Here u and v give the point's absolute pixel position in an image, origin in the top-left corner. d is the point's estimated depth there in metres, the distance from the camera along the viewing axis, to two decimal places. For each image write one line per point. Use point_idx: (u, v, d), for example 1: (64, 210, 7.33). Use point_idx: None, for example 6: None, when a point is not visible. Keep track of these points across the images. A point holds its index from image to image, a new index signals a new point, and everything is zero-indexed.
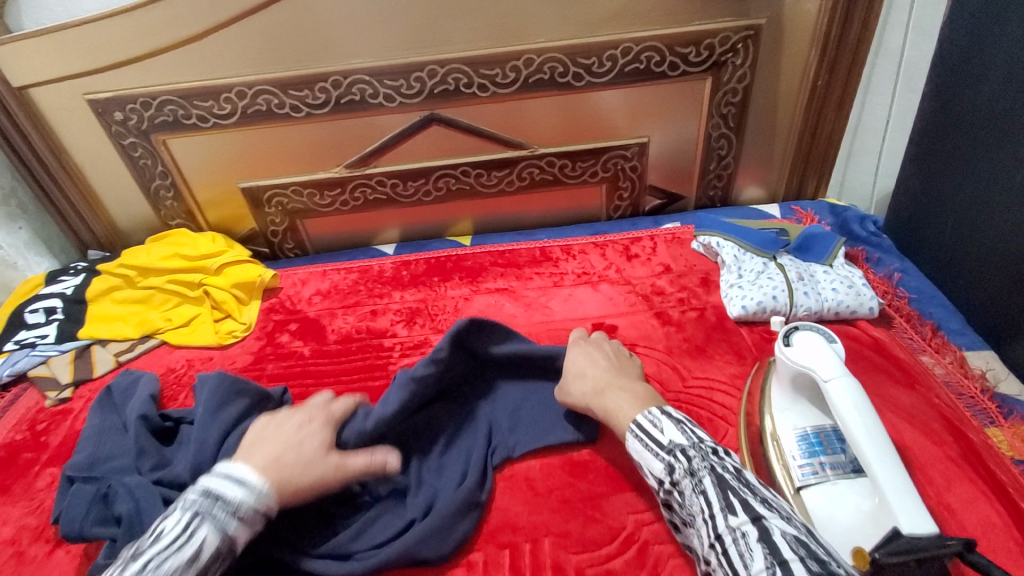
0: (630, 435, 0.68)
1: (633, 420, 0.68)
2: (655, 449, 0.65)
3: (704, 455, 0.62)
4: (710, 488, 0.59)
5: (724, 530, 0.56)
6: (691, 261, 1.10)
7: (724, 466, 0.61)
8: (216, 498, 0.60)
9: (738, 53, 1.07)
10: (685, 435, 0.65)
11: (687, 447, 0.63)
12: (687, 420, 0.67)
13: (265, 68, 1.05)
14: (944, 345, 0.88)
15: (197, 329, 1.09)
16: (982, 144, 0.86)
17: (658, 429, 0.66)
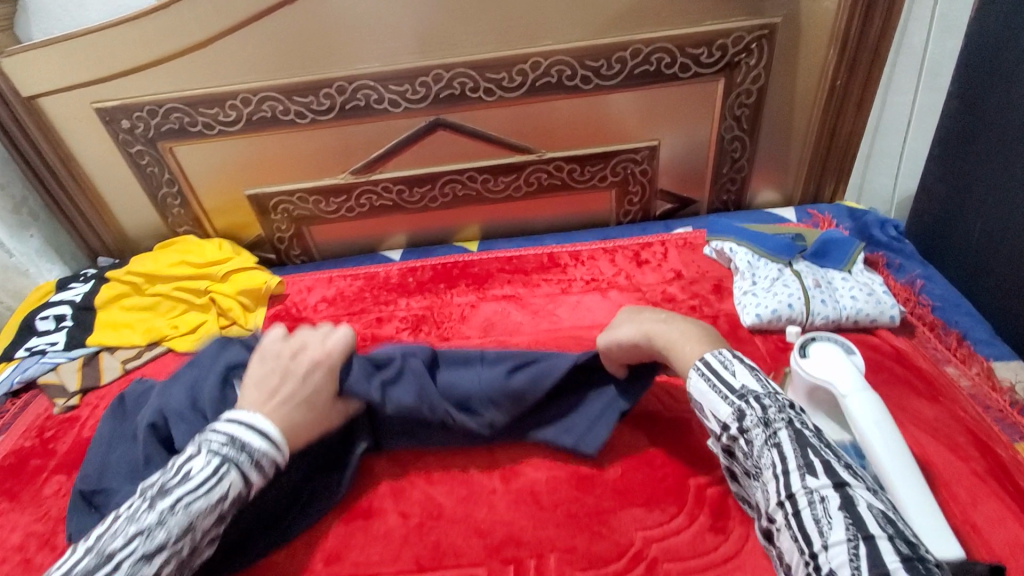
0: (695, 372, 0.62)
1: (701, 358, 0.62)
2: (724, 391, 0.59)
3: (781, 406, 0.56)
4: (786, 443, 0.54)
5: (799, 491, 0.51)
6: (703, 267, 1.07)
7: (804, 423, 0.56)
8: (241, 446, 0.62)
9: (752, 53, 1.04)
10: (760, 383, 0.59)
11: (762, 395, 0.57)
12: (758, 367, 0.61)
13: (270, 75, 1.05)
14: (969, 355, 0.84)
15: (202, 336, 1.08)
16: (1012, 144, 0.82)
17: (729, 371, 0.60)
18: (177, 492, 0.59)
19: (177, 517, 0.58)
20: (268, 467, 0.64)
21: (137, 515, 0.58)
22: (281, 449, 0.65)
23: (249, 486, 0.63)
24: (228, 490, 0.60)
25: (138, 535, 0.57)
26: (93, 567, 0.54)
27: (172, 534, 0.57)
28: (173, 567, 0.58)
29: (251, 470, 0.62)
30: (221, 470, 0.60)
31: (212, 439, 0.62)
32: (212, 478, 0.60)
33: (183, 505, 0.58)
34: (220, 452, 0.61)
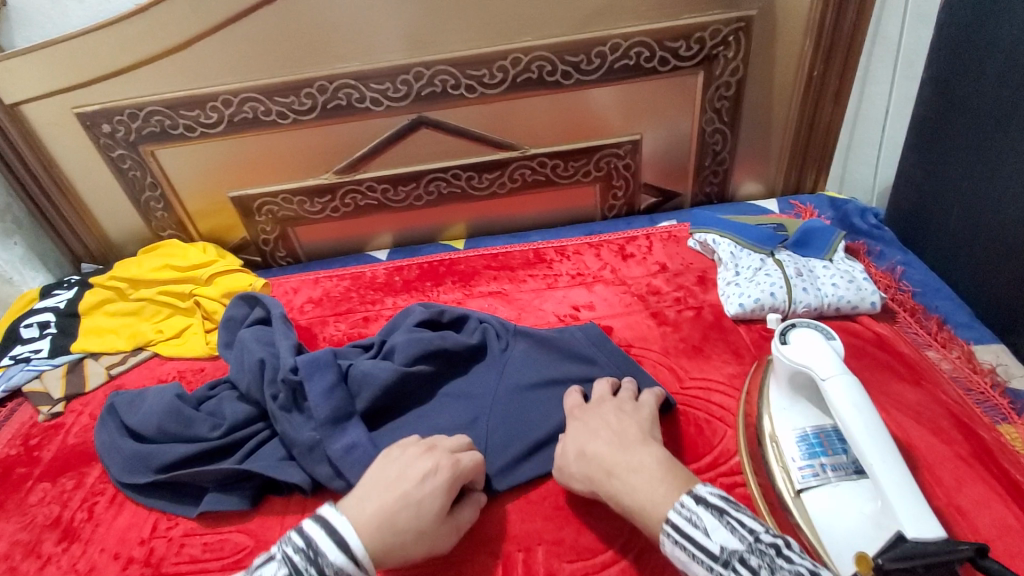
0: (667, 538, 0.54)
1: (666, 521, 0.54)
2: (706, 561, 0.51)
3: (768, 560, 0.48)
4: None
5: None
6: (688, 259, 1.07)
7: (795, 567, 0.47)
8: (314, 556, 0.54)
9: (730, 46, 1.05)
10: (737, 535, 0.51)
11: (745, 552, 0.50)
12: (729, 504, 0.53)
13: (250, 75, 1.05)
14: (950, 340, 0.85)
15: (188, 340, 1.07)
16: (986, 130, 0.83)
17: (702, 531, 0.52)
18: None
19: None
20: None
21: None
22: (362, 566, 0.56)
23: None
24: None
25: None
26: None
27: None
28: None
29: None
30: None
31: (290, 542, 0.56)
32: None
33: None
34: (294, 560, 0.54)
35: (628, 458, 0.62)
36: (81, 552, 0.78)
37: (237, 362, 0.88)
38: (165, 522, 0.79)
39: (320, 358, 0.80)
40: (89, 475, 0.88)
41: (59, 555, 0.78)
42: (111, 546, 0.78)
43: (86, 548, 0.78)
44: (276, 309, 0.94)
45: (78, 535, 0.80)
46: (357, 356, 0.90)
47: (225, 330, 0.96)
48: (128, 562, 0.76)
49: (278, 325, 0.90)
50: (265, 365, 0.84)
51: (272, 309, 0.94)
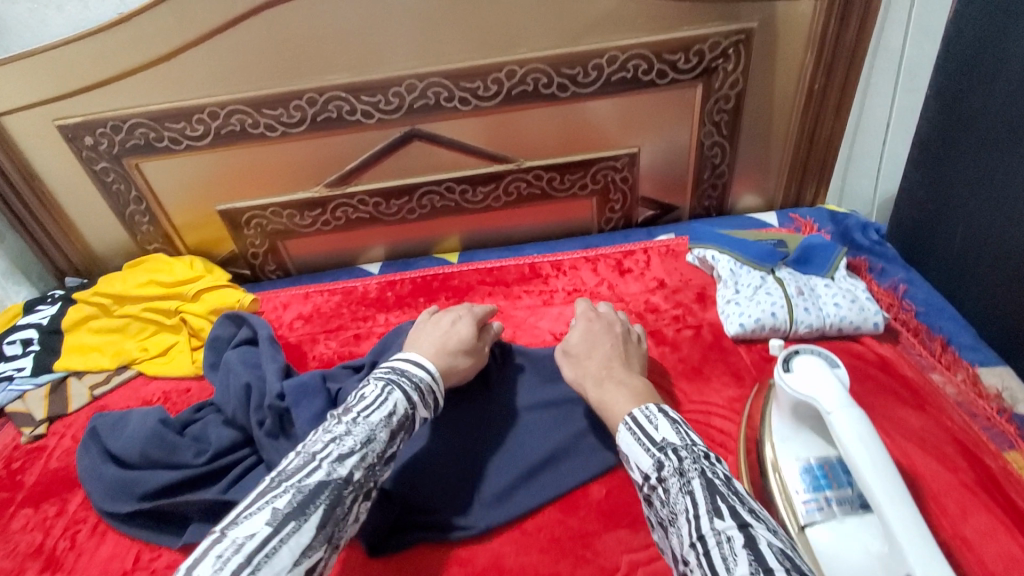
0: (624, 428, 0.64)
1: (629, 413, 0.65)
2: (646, 443, 0.60)
3: (695, 456, 0.57)
4: (698, 491, 0.54)
5: (708, 532, 0.51)
6: (686, 275, 1.05)
7: (716, 471, 0.56)
8: (403, 374, 0.71)
9: (729, 58, 1.03)
10: (679, 437, 0.60)
11: (680, 447, 0.58)
12: (682, 421, 0.63)
13: (237, 87, 1.02)
14: (954, 362, 0.83)
15: (174, 359, 1.04)
16: (992, 148, 0.81)
17: (652, 425, 0.62)
18: (357, 407, 0.64)
19: (362, 427, 0.62)
20: (426, 395, 0.71)
21: (330, 428, 0.62)
22: (436, 382, 0.74)
23: (412, 413, 0.68)
24: (397, 405, 0.66)
25: (331, 442, 0.60)
26: (301, 467, 0.57)
27: (359, 442, 0.61)
28: (364, 473, 0.60)
29: (413, 395, 0.69)
30: (389, 388, 0.68)
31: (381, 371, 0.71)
32: (384, 397, 0.66)
33: (366, 417, 0.63)
34: (388, 377, 0.70)
35: (629, 377, 0.74)
36: None
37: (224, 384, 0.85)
38: (148, 553, 0.76)
39: (308, 385, 0.80)
40: (70, 502, 0.85)
41: None
42: None
43: None
44: (264, 330, 0.93)
45: (58, 566, 0.77)
46: (346, 378, 0.88)
47: (210, 350, 0.94)
48: None
49: (267, 347, 0.89)
50: (252, 389, 0.82)
51: (260, 330, 0.92)
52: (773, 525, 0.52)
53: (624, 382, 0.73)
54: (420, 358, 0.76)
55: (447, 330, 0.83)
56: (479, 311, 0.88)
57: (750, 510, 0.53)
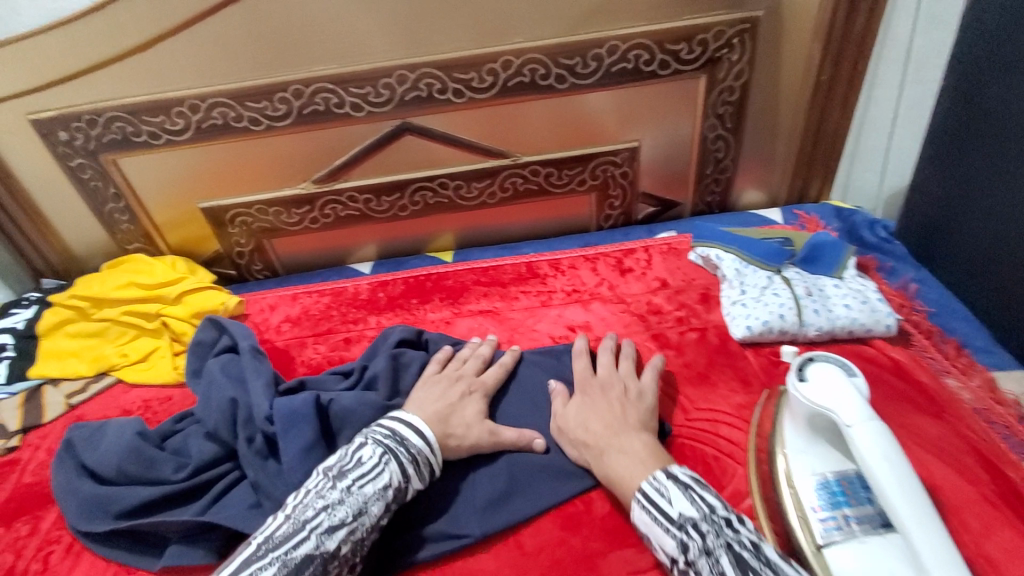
0: (637, 503, 0.61)
1: (640, 488, 0.61)
2: (665, 523, 0.58)
3: (718, 529, 0.55)
4: (730, 570, 0.52)
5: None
6: (689, 274, 1.02)
7: (740, 539, 0.54)
8: (403, 441, 0.66)
9: (734, 48, 0.99)
10: (696, 506, 0.57)
11: (699, 521, 0.56)
12: (695, 483, 0.60)
13: (218, 77, 0.96)
14: (970, 366, 0.80)
15: (155, 365, 0.99)
16: (1009, 142, 0.78)
17: (666, 500, 0.59)
18: (353, 473, 0.62)
19: (354, 497, 0.60)
20: (424, 467, 0.67)
21: (323, 493, 0.61)
22: (434, 450, 0.68)
23: (408, 485, 0.65)
24: (392, 478, 0.63)
25: (323, 510, 0.59)
26: (291, 534, 0.57)
27: (350, 513, 0.59)
28: (352, 547, 0.59)
29: (410, 465, 0.65)
30: (386, 458, 0.64)
31: (377, 431, 0.67)
32: (380, 466, 0.63)
33: (359, 488, 0.61)
34: (386, 444, 0.66)
35: (621, 442, 0.68)
36: None
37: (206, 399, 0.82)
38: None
39: (297, 411, 0.74)
40: (44, 520, 0.80)
41: None
42: None
43: None
44: (249, 340, 0.89)
45: None
46: (335, 384, 0.85)
47: (194, 354, 0.90)
48: None
49: (251, 361, 0.85)
50: (239, 403, 0.79)
51: (242, 339, 0.89)
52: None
53: (625, 453, 0.66)
54: (419, 422, 0.70)
55: (455, 395, 0.76)
56: (489, 379, 0.81)
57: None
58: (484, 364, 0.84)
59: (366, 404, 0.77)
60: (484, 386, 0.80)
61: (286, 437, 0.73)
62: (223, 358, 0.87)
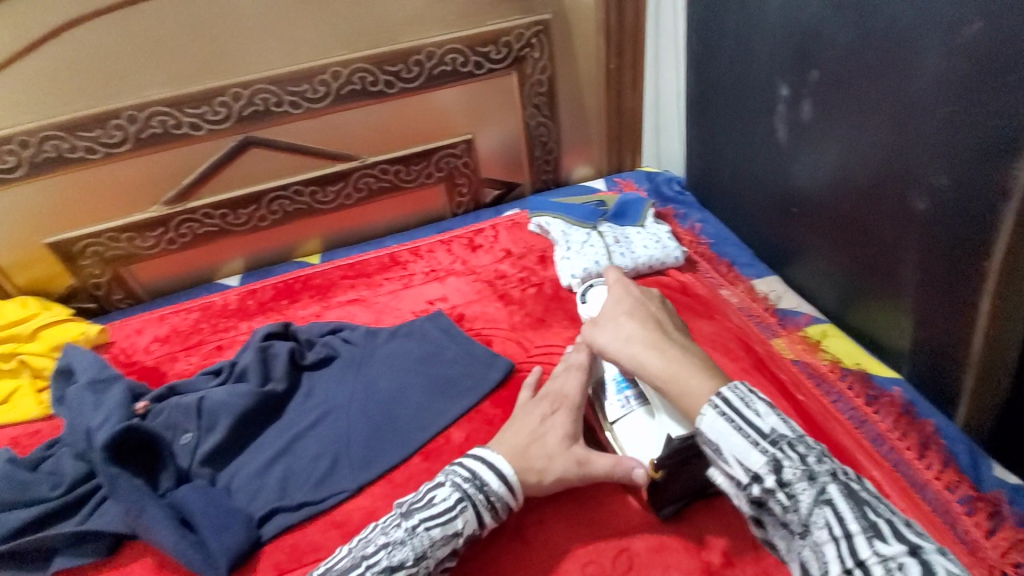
0: (713, 409, 0.54)
1: (721, 394, 0.54)
2: (755, 437, 0.52)
3: (823, 458, 0.51)
4: (839, 500, 0.48)
5: (870, 558, 0.44)
6: (529, 242, 1.18)
7: (845, 471, 0.50)
8: (479, 482, 0.64)
9: (534, 47, 1.16)
10: (789, 426, 0.53)
11: (795, 441, 0.51)
12: (780, 409, 0.54)
13: (43, 110, 0.98)
14: (737, 278, 1.02)
15: (16, 404, 0.98)
16: (730, 103, 1.03)
17: (755, 411, 0.53)
18: (421, 514, 0.61)
19: (417, 540, 0.59)
20: (501, 510, 0.65)
21: (386, 530, 0.60)
22: (515, 492, 0.65)
23: (478, 528, 0.64)
24: (465, 526, 0.62)
25: (385, 547, 0.59)
26: (350, 568, 0.58)
27: (411, 557, 0.58)
28: None
29: (486, 510, 0.64)
30: (462, 506, 0.62)
31: (457, 473, 0.64)
32: (452, 512, 0.61)
33: (424, 530, 0.60)
34: (464, 488, 0.63)
35: (668, 347, 0.65)
36: None
37: (72, 425, 0.83)
38: None
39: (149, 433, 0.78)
40: None
41: None
42: None
43: None
44: (91, 373, 0.89)
45: None
46: (205, 384, 0.90)
47: (59, 382, 0.92)
48: None
49: (91, 397, 0.85)
50: (90, 433, 0.80)
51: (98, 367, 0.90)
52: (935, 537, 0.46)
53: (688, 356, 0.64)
54: (494, 456, 0.66)
55: (537, 421, 0.70)
56: (569, 387, 0.73)
57: (915, 530, 0.46)
58: (571, 372, 0.74)
59: (238, 394, 0.85)
60: (568, 399, 0.71)
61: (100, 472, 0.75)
62: (81, 388, 0.86)
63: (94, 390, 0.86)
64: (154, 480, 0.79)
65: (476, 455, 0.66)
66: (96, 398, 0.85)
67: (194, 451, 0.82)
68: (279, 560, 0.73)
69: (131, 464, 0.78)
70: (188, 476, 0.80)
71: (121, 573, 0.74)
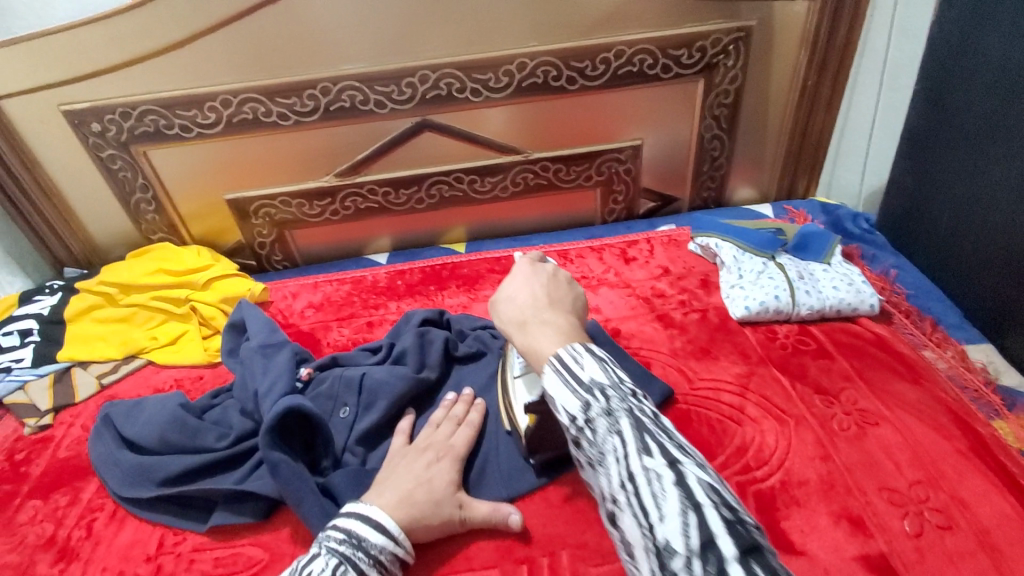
0: (549, 369, 0.55)
1: (554, 353, 0.55)
2: (573, 385, 0.52)
3: (623, 395, 0.50)
4: (627, 429, 0.48)
5: (639, 475, 0.45)
6: (690, 263, 1.10)
7: (644, 407, 0.50)
8: (358, 541, 0.60)
9: (729, 55, 1.08)
10: (607, 373, 0.52)
11: (608, 386, 0.51)
12: (611, 359, 0.55)
13: (250, 74, 1.02)
14: (944, 341, 0.91)
15: (184, 347, 1.03)
16: (973, 137, 0.92)
17: (579, 365, 0.53)
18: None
19: None
20: (388, 564, 0.62)
21: None
22: (400, 542, 0.63)
23: None
24: None
25: None
26: None
27: None
28: None
29: (372, 569, 0.60)
30: (341, 570, 0.57)
31: (330, 537, 0.60)
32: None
33: None
34: (341, 553, 0.59)
35: (546, 317, 0.64)
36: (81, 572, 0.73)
37: (241, 385, 0.85)
38: (172, 536, 0.75)
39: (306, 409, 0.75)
40: (85, 491, 0.82)
41: None
42: (115, 564, 0.73)
43: (87, 567, 0.73)
44: (261, 336, 0.91)
45: (77, 554, 0.75)
46: (364, 360, 0.91)
47: (229, 335, 0.96)
48: None
49: (261, 360, 0.87)
50: (258, 394, 0.81)
51: (266, 331, 0.92)
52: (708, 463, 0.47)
53: (548, 327, 0.62)
54: (367, 511, 0.63)
55: (421, 467, 0.69)
56: (457, 442, 0.74)
57: (682, 448, 0.47)
58: (455, 426, 0.76)
59: (396, 376, 0.83)
60: (454, 451, 0.72)
61: (264, 455, 0.71)
62: (252, 350, 0.88)
63: (263, 356, 0.88)
64: (313, 459, 0.77)
65: (338, 518, 0.63)
66: (265, 363, 0.86)
67: (351, 426, 0.80)
68: (430, 560, 0.69)
69: (291, 442, 0.76)
70: (342, 460, 0.78)
71: (276, 540, 0.73)
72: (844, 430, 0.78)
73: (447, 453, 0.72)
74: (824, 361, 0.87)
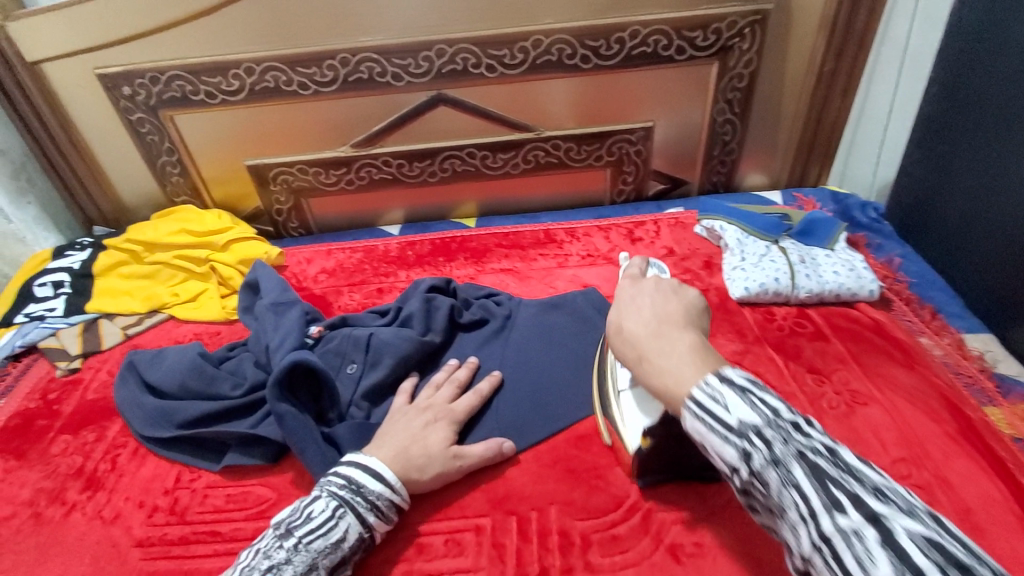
0: (687, 412, 0.49)
1: (689, 395, 0.49)
2: (722, 432, 0.47)
3: (786, 437, 0.45)
4: (805, 481, 0.43)
5: (834, 535, 0.40)
6: (695, 245, 1.11)
7: (813, 445, 0.44)
8: (358, 488, 0.65)
9: (745, 38, 1.08)
10: (757, 410, 0.46)
11: (763, 427, 0.45)
12: (755, 385, 0.48)
13: (273, 44, 1.05)
14: (942, 328, 0.93)
15: (202, 304, 1.08)
16: (988, 128, 0.91)
17: (723, 408, 0.47)
18: (301, 531, 0.61)
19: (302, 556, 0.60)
20: (385, 509, 0.67)
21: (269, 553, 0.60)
22: (398, 490, 0.67)
23: (371, 530, 0.66)
24: (347, 533, 0.63)
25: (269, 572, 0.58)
26: None
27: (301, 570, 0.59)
28: None
29: (368, 512, 0.65)
30: (340, 511, 0.63)
31: (332, 482, 0.66)
32: (332, 521, 0.63)
33: (306, 544, 0.60)
34: (340, 495, 0.64)
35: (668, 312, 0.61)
36: (104, 501, 0.79)
37: (257, 339, 0.89)
38: (188, 474, 0.81)
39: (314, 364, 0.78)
40: (110, 429, 0.88)
41: (83, 503, 0.79)
42: (135, 495, 0.79)
43: (110, 496, 0.79)
44: (273, 295, 0.95)
45: (102, 485, 0.81)
46: (372, 321, 0.95)
47: (245, 294, 1.01)
48: (153, 511, 0.77)
49: (273, 317, 0.91)
50: (270, 349, 0.86)
51: (279, 292, 0.96)
52: (905, 497, 0.41)
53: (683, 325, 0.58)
54: (367, 459, 0.68)
55: (418, 426, 0.73)
56: (459, 406, 0.77)
57: (873, 488, 0.41)
58: (455, 390, 0.80)
59: (402, 337, 0.86)
60: (454, 413, 0.76)
61: (273, 407, 0.75)
62: (269, 309, 0.92)
63: (279, 315, 0.92)
64: (320, 412, 0.81)
65: (340, 466, 0.68)
66: (280, 322, 0.90)
67: (357, 383, 0.84)
68: (425, 508, 0.73)
69: (298, 395, 0.80)
70: (343, 415, 0.81)
71: (283, 482, 0.78)
72: (834, 409, 0.79)
73: (447, 417, 0.75)
74: (820, 343, 0.89)
